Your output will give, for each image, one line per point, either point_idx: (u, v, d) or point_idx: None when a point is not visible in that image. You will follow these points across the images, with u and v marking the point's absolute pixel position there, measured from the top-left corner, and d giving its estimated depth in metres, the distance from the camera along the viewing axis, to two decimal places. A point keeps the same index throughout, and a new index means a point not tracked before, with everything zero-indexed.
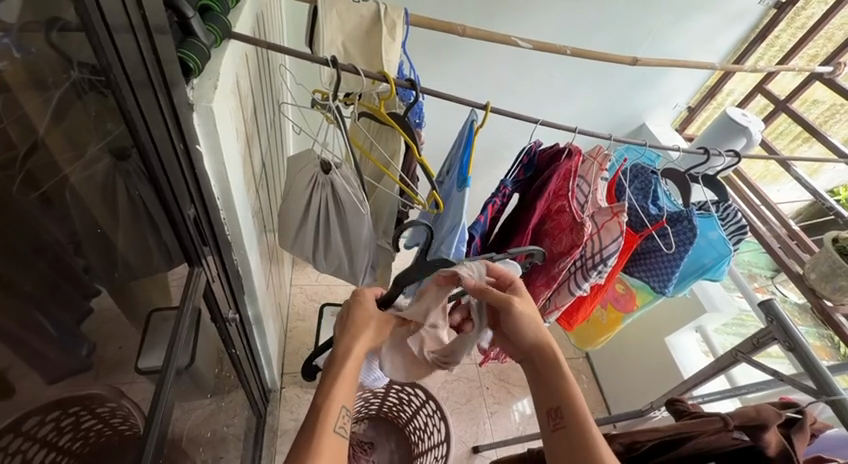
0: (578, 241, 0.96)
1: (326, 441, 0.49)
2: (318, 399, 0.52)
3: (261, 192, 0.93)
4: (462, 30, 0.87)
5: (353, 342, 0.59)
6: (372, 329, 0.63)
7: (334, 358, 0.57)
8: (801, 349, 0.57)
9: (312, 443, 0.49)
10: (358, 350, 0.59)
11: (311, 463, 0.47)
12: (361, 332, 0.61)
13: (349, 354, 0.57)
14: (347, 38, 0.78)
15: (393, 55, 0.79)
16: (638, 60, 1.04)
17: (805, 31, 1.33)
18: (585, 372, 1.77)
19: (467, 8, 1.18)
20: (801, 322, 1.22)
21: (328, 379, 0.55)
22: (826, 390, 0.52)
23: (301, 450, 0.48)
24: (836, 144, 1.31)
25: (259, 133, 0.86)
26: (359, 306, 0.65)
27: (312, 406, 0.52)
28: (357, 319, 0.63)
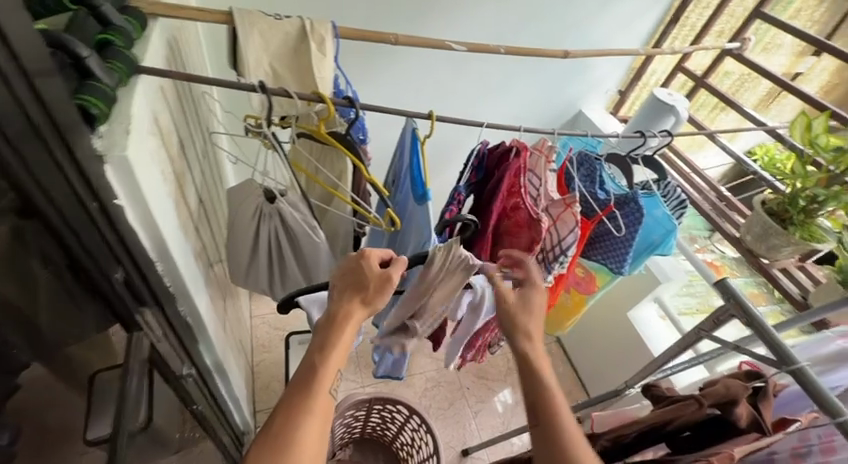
0: (537, 237, 0.97)
1: (315, 402, 0.59)
2: (309, 363, 0.62)
3: (203, 229, 0.86)
4: (395, 38, 0.84)
5: (341, 312, 0.67)
6: (371, 299, 0.69)
7: (332, 324, 0.66)
8: (757, 321, 0.60)
9: (301, 401, 0.58)
10: (351, 320, 0.67)
11: (303, 419, 0.57)
12: (356, 301, 0.69)
13: (346, 322, 0.66)
14: (274, 58, 0.73)
15: (325, 70, 0.75)
16: (569, 53, 1.07)
17: (712, 10, 1.45)
18: (559, 355, 1.81)
19: (393, 13, 1.16)
20: (739, 274, 1.34)
21: (323, 345, 0.64)
22: (786, 360, 0.54)
23: (289, 406, 0.58)
24: (751, 112, 1.42)
25: (190, 169, 0.79)
26: (358, 278, 0.70)
27: (310, 369, 0.62)
28: (355, 288, 0.70)
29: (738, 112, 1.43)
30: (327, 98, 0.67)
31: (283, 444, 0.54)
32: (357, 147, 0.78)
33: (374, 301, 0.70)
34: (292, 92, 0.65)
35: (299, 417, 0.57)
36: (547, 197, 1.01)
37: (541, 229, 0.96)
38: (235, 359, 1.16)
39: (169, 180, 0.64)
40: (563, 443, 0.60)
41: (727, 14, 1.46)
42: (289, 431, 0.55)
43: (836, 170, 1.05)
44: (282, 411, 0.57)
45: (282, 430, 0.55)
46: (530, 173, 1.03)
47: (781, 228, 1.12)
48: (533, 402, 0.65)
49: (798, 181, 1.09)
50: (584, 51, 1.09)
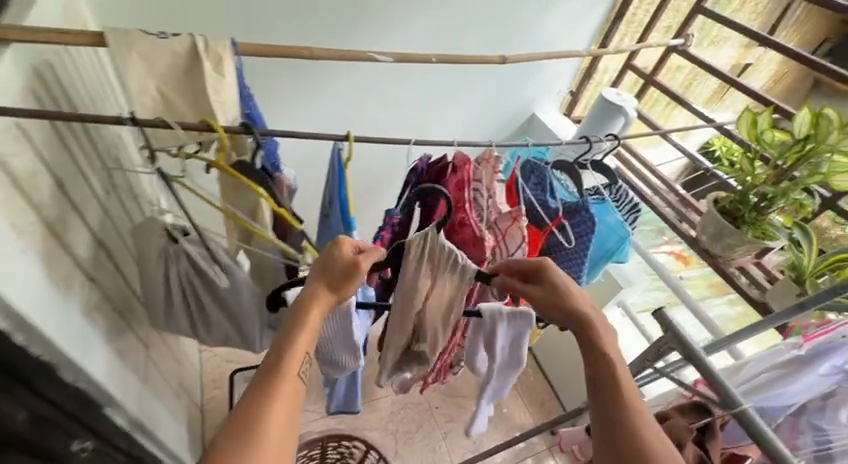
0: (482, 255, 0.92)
1: (284, 388, 0.51)
2: (282, 345, 0.54)
3: (106, 276, 0.76)
4: (310, 53, 0.77)
5: (313, 295, 0.58)
6: (344, 276, 0.60)
7: (301, 302, 0.58)
8: (696, 357, 0.55)
9: (270, 387, 0.50)
10: (322, 298, 0.59)
11: (268, 407, 0.49)
12: (327, 277, 0.60)
13: (313, 303, 0.58)
14: (161, 82, 0.64)
15: (225, 93, 0.67)
16: (507, 58, 1.01)
17: (656, 6, 1.43)
18: (530, 364, 1.75)
19: (321, 22, 1.08)
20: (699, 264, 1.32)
21: (291, 326, 0.56)
22: (730, 403, 0.50)
23: (258, 388, 0.51)
24: (700, 110, 1.41)
25: (81, 212, 0.70)
26: (329, 254, 0.61)
27: (276, 353, 0.53)
28: (326, 263, 0.61)
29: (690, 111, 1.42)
30: (220, 127, 0.59)
31: (245, 431, 0.47)
32: (268, 177, 0.71)
33: (347, 278, 0.61)
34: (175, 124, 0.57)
35: (265, 404, 0.49)
36: (495, 211, 0.96)
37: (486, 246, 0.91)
38: (169, 408, 1.05)
39: (35, 231, 0.56)
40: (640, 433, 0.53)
41: (672, 9, 1.45)
42: (256, 420, 0.48)
43: (784, 166, 1.03)
44: (251, 394, 0.50)
45: (245, 419, 0.48)
46: (474, 187, 0.97)
47: (734, 227, 1.09)
48: (601, 386, 0.57)
49: (747, 178, 1.08)
50: (524, 56, 1.05)
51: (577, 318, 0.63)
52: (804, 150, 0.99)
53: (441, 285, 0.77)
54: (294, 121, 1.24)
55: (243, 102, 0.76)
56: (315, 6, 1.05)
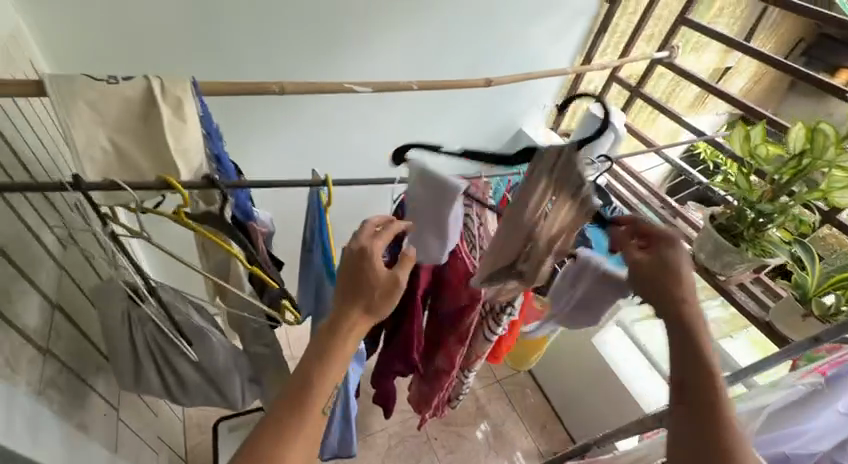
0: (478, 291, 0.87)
1: (313, 401, 0.52)
2: (316, 356, 0.55)
3: (67, 343, 0.69)
4: (280, 88, 0.71)
5: (349, 310, 0.58)
6: (376, 300, 0.59)
7: (330, 329, 0.57)
8: None
9: (300, 397, 0.52)
10: (355, 325, 0.58)
11: (288, 445, 0.49)
12: (358, 300, 0.59)
13: (349, 331, 0.57)
14: (113, 131, 0.57)
15: (187, 139, 0.61)
16: (492, 81, 0.96)
17: (639, 18, 1.40)
18: (529, 385, 1.70)
19: (294, 50, 1.02)
20: None
21: (319, 351, 0.56)
22: None
23: (288, 394, 0.52)
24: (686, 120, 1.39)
25: (32, 278, 0.63)
26: (362, 276, 0.60)
27: (302, 385, 0.53)
28: (358, 285, 0.59)
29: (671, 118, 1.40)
30: (177, 183, 0.53)
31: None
32: (241, 231, 0.66)
33: (377, 303, 0.59)
34: (125, 184, 0.51)
35: (288, 438, 0.49)
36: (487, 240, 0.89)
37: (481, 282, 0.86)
38: None
39: None
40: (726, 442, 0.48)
41: (656, 19, 1.42)
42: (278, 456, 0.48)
43: (780, 181, 1.00)
44: (281, 400, 0.52)
45: (266, 452, 0.48)
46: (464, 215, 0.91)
47: (732, 245, 1.07)
48: (689, 384, 0.52)
49: (744, 195, 1.05)
50: (509, 77, 1.00)
51: (681, 312, 0.55)
52: (800, 165, 0.96)
53: (557, 216, 0.64)
54: (271, 151, 1.17)
55: (212, 145, 0.70)
56: (288, 33, 0.99)
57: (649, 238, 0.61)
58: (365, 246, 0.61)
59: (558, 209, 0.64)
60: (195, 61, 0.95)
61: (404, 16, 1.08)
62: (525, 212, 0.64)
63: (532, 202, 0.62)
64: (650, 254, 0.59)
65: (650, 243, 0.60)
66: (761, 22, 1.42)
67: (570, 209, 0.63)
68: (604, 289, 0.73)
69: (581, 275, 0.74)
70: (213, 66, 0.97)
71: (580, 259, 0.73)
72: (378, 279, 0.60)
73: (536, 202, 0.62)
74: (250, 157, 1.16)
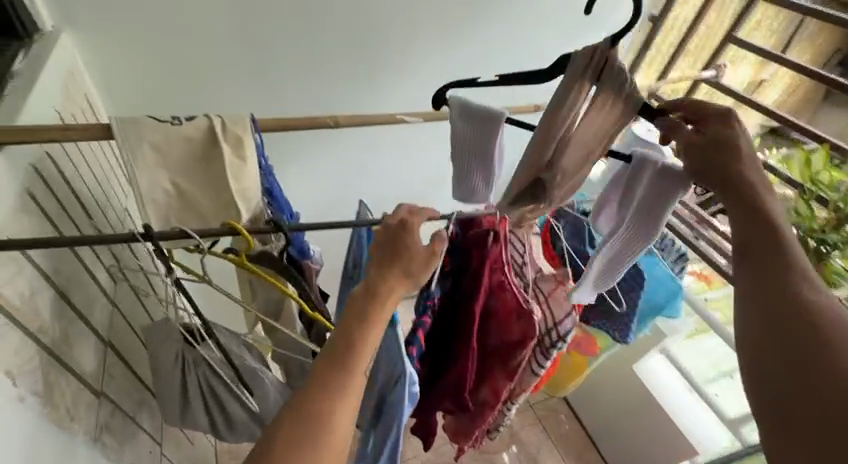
0: (530, 329, 0.83)
1: (356, 366, 0.50)
2: (354, 320, 0.53)
3: (120, 383, 0.68)
4: (334, 122, 0.70)
5: (386, 273, 0.57)
6: (413, 266, 0.59)
7: (365, 295, 0.55)
8: None
9: (341, 367, 0.49)
10: (390, 293, 0.56)
11: (331, 407, 0.47)
12: (392, 267, 0.58)
13: (387, 296, 0.55)
14: (175, 173, 0.57)
15: (246, 179, 0.60)
16: (540, 107, 0.94)
17: (681, 36, 1.37)
18: (564, 411, 1.65)
19: (339, 76, 1.01)
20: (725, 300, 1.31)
21: (355, 317, 0.53)
22: None
23: (329, 358, 0.50)
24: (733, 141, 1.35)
25: (89, 317, 0.62)
26: (397, 244, 0.59)
27: (340, 346, 0.51)
28: (393, 254, 0.58)
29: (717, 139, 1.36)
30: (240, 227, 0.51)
31: (311, 431, 0.45)
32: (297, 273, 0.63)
33: (410, 272, 0.58)
34: (190, 231, 0.49)
35: (331, 402, 0.47)
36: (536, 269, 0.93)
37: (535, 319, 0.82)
38: None
39: (36, 368, 0.48)
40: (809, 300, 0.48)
41: (698, 35, 1.38)
42: (326, 416, 0.47)
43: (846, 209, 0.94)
44: (324, 361, 0.50)
45: (314, 419, 0.46)
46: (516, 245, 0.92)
47: None
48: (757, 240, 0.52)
49: (806, 223, 0.99)
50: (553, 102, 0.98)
51: (744, 183, 0.53)
52: None
53: (596, 119, 0.55)
54: (309, 175, 1.16)
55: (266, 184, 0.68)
56: (332, 61, 0.98)
57: (698, 116, 0.57)
58: (404, 219, 0.60)
59: (592, 110, 0.54)
60: (240, 90, 0.95)
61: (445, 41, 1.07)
62: (566, 111, 0.54)
63: (573, 95, 0.53)
64: (704, 132, 0.56)
65: (701, 125, 0.56)
66: (796, 34, 1.41)
67: (611, 105, 0.55)
68: (665, 186, 0.60)
69: (636, 175, 0.61)
70: (257, 95, 0.97)
71: (634, 159, 0.61)
72: (414, 251, 0.59)
73: (578, 94, 0.53)
74: (289, 182, 1.15)
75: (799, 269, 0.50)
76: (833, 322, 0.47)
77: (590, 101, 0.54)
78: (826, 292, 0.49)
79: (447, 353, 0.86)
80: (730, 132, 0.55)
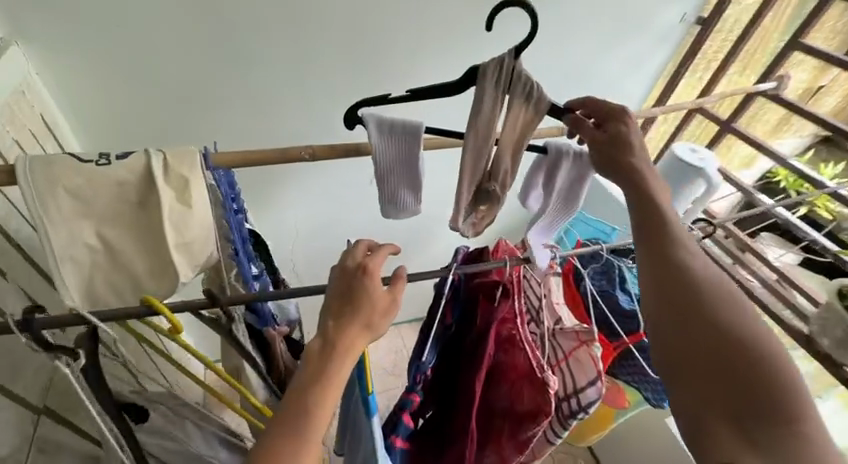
0: (547, 402, 0.68)
1: (314, 423, 0.44)
2: (310, 381, 0.46)
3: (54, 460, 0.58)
4: (311, 154, 0.58)
5: (344, 327, 0.49)
6: (376, 317, 0.51)
7: (323, 353, 0.47)
8: None
9: (297, 430, 0.43)
10: (351, 349, 0.48)
11: None
12: (353, 319, 0.50)
13: (347, 351, 0.48)
14: (102, 224, 0.46)
15: (191, 230, 0.48)
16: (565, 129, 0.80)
17: (734, 42, 1.19)
18: (582, 456, 1.48)
19: (337, 91, 0.90)
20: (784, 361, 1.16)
21: (311, 378, 0.46)
22: None
23: (284, 423, 0.44)
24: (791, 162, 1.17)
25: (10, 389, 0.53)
26: (357, 293, 0.51)
27: (292, 414, 0.44)
28: (354, 304, 0.51)
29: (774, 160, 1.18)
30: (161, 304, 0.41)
31: None
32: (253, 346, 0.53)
33: (374, 320, 0.51)
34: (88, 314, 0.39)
35: None
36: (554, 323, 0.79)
37: (553, 391, 0.67)
38: None
39: None
40: (696, 288, 0.51)
41: (754, 42, 1.19)
42: None
43: None
44: (278, 429, 0.43)
45: None
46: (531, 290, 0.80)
47: None
48: (647, 230, 0.54)
49: None
50: None
51: (634, 178, 0.56)
52: None
53: (517, 121, 0.53)
54: (306, 195, 1.07)
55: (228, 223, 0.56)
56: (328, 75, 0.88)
57: (602, 116, 0.59)
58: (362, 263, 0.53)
59: (512, 112, 0.53)
60: (223, 106, 0.85)
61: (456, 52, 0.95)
62: (487, 118, 0.51)
63: (490, 102, 0.51)
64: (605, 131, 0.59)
65: (602, 125, 0.59)
66: None
67: (526, 106, 0.53)
68: (579, 172, 0.62)
69: (555, 166, 0.61)
70: (244, 113, 0.88)
71: (550, 148, 0.60)
72: (376, 295, 0.51)
73: (494, 101, 0.51)
74: (283, 201, 1.07)
75: (685, 248, 0.53)
76: (712, 299, 0.50)
77: (507, 107, 0.52)
78: (706, 264, 0.53)
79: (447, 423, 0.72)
80: (621, 130, 0.58)
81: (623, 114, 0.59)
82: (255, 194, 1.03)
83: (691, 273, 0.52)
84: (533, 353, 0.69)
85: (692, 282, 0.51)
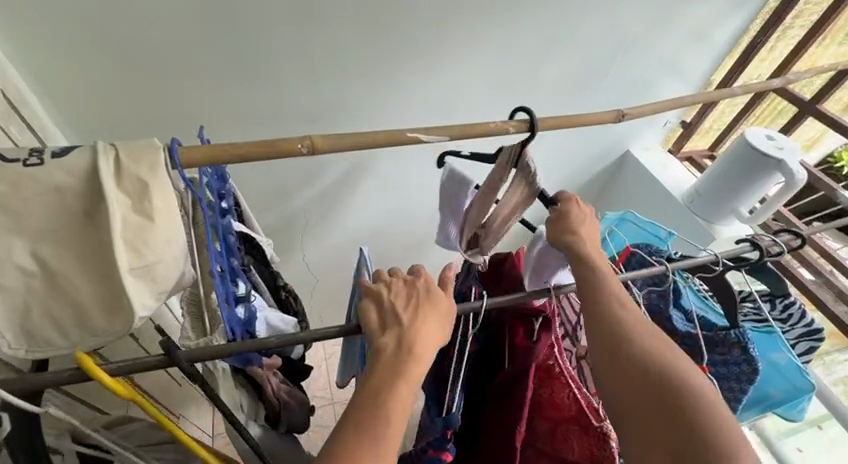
0: (605, 455, 0.56)
1: (394, 411, 0.38)
2: (382, 368, 0.39)
3: None
4: (309, 147, 0.46)
5: (420, 322, 0.43)
6: (442, 310, 0.45)
7: (398, 340, 0.41)
8: None
9: (377, 421, 0.37)
10: (427, 338, 0.42)
11: None
12: (424, 310, 0.44)
13: (421, 339, 0.42)
14: (36, 240, 0.36)
15: (151, 248, 0.38)
16: (626, 114, 0.65)
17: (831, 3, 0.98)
18: None
19: (346, 61, 0.77)
20: None
21: (387, 369, 0.40)
22: None
23: (358, 412, 0.37)
24: None
25: None
26: (420, 286, 0.46)
27: (365, 400, 0.38)
28: (423, 295, 0.45)
29: None
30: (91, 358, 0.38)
31: None
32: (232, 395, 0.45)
33: (445, 315, 0.45)
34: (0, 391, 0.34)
35: None
36: None
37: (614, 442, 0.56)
38: None
39: None
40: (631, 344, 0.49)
41: None
42: None
43: None
44: (350, 419, 0.37)
45: None
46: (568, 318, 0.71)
47: None
48: (583, 290, 0.53)
49: None
50: (646, 107, 0.68)
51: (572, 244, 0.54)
52: None
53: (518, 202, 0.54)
54: (314, 181, 0.96)
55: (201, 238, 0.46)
56: (339, 44, 0.75)
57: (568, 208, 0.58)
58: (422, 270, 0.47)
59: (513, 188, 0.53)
60: (215, 79, 0.74)
61: (490, 16, 0.79)
62: (493, 191, 0.53)
63: (497, 180, 0.52)
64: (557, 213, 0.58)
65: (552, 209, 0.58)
66: None
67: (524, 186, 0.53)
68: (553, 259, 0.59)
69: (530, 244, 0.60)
70: (242, 87, 0.76)
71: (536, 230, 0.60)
72: (438, 297, 0.45)
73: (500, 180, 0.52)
74: (291, 188, 0.95)
75: (618, 305, 0.51)
76: (644, 355, 0.48)
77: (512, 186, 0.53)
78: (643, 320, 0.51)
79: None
80: (569, 207, 0.57)
81: (573, 197, 0.59)
82: (258, 181, 0.91)
83: (626, 328, 0.50)
84: (579, 389, 0.59)
85: (628, 341, 0.49)
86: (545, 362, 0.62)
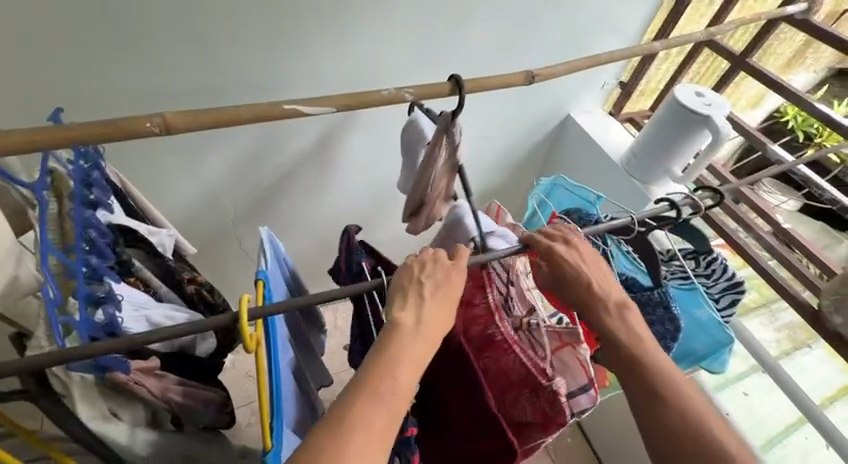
0: (557, 410, 0.60)
1: (388, 400, 0.39)
2: (386, 353, 0.41)
3: None
4: (161, 125, 0.41)
5: (427, 310, 0.45)
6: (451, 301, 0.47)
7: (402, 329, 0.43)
8: None
9: (363, 421, 0.37)
10: (431, 331, 0.44)
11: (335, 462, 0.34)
12: (438, 300, 0.46)
13: (425, 333, 0.44)
14: None
15: None
16: (537, 74, 0.61)
17: None
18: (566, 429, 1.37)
19: (243, 26, 0.70)
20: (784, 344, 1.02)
21: (386, 356, 0.41)
22: None
23: (336, 421, 0.37)
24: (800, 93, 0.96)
25: None
26: (440, 275, 0.48)
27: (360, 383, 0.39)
28: (439, 284, 0.47)
29: (783, 95, 0.98)
30: None
31: None
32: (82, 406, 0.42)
33: (451, 306, 0.47)
34: None
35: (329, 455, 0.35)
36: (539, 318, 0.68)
37: (562, 396, 0.59)
38: None
39: None
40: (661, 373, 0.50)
41: None
42: None
43: None
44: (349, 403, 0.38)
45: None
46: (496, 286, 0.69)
47: None
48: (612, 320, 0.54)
49: None
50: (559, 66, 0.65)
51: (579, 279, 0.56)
52: None
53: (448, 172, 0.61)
54: (232, 162, 0.89)
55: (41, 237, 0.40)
56: (231, 5, 0.67)
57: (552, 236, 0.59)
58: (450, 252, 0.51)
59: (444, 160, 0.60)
60: (91, 51, 0.65)
61: None
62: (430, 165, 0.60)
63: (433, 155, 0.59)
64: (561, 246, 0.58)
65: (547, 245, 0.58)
66: None
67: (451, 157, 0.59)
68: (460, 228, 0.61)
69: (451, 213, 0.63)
70: (127, 59, 0.67)
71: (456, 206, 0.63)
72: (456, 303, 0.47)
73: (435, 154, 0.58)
74: (209, 172, 0.88)
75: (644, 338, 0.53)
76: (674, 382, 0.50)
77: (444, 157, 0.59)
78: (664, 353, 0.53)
79: (436, 443, 0.65)
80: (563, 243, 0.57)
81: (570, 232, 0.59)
82: (167, 163, 0.83)
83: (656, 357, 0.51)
84: (523, 352, 0.61)
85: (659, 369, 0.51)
86: (486, 334, 0.63)
